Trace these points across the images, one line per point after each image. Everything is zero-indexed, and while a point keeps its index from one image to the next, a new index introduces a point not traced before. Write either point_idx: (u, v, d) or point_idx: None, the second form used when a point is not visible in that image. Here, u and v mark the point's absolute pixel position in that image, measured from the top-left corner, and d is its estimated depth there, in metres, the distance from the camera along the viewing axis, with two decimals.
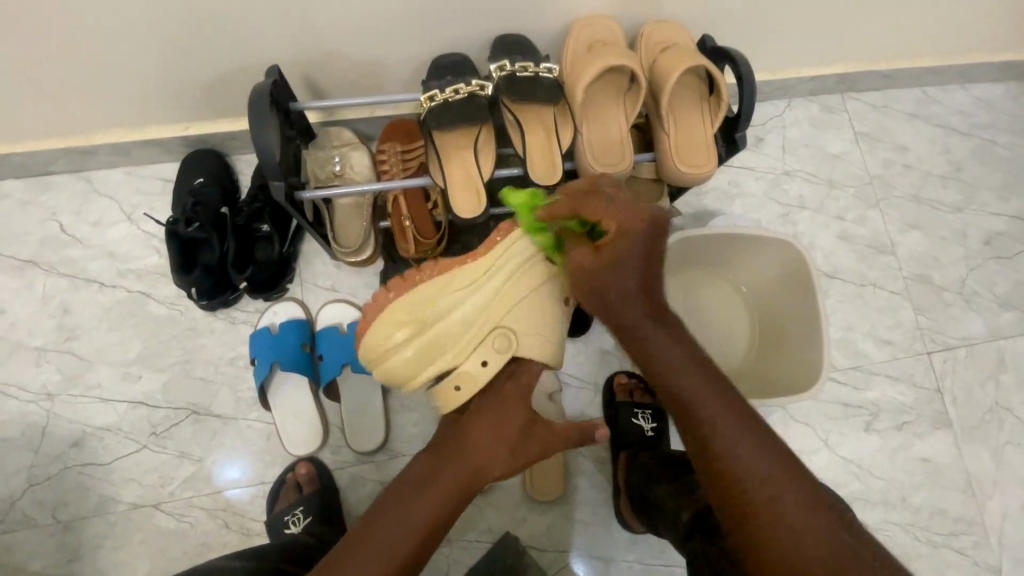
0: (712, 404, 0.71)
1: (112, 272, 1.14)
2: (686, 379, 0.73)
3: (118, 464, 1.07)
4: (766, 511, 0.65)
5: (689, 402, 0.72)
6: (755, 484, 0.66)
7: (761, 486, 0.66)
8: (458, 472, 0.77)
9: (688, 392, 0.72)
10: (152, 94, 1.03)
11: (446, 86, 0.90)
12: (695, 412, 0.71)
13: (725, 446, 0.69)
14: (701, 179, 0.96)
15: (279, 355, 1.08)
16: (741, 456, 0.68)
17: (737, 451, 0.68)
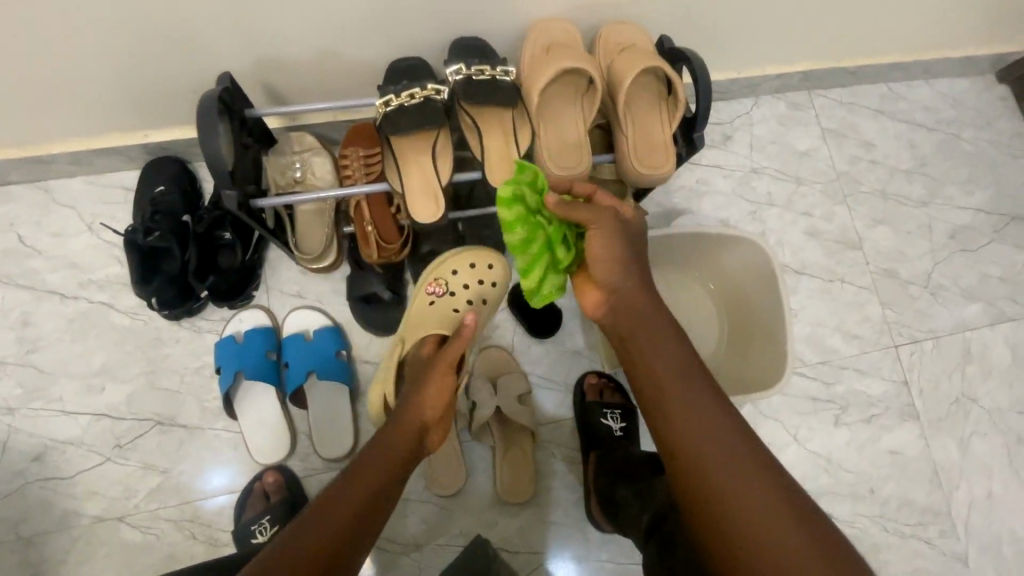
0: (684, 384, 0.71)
1: (73, 283, 1.13)
2: (668, 355, 0.74)
3: (82, 478, 1.05)
4: (732, 489, 0.64)
5: (674, 384, 0.71)
6: (726, 461, 0.66)
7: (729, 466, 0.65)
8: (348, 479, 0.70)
9: (671, 373, 0.72)
10: (108, 102, 1.02)
11: (401, 92, 0.90)
12: (676, 398, 0.70)
13: (699, 423, 0.68)
14: (659, 179, 0.97)
15: (244, 363, 1.07)
16: (714, 434, 0.68)
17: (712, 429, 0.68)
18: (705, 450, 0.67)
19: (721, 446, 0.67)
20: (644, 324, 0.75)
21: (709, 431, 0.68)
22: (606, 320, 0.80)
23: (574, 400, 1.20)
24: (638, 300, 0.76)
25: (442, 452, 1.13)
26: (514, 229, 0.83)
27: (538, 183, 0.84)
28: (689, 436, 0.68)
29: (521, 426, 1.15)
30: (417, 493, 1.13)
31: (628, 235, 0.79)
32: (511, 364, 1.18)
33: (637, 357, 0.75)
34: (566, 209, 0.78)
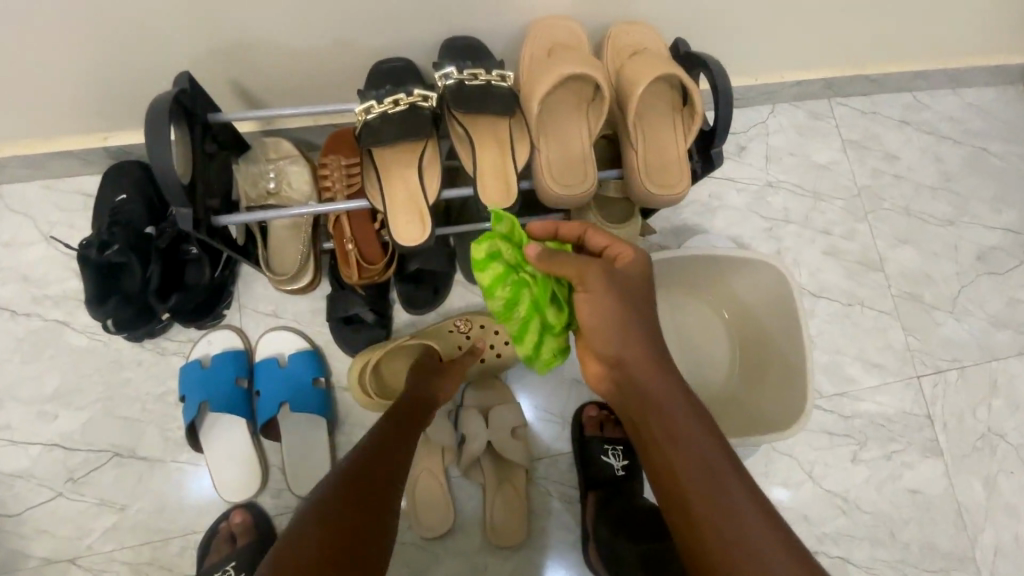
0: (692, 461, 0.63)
1: (26, 299, 1.03)
2: (674, 428, 0.64)
3: (30, 514, 0.96)
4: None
5: (689, 470, 0.62)
6: (756, 558, 0.57)
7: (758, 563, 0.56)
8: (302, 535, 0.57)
9: (687, 455, 0.63)
10: (61, 102, 0.92)
11: (384, 97, 0.79)
12: (693, 486, 0.61)
13: (720, 516, 0.59)
14: (673, 199, 0.87)
15: (210, 392, 0.98)
16: (737, 526, 0.58)
17: (739, 519, 0.59)
18: (729, 547, 0.58)
19: (748, 538, 0.58)
20: (651, 397, 0.66)
21: (734, 519, 0.59)
22: (611, 392, 0.72)
23: (572, 434, 1.10)
24: (641, 364, 0.67)
25: (428, 489, 1.04)
26: (495, 294, 0.75)
27: (516, 237, 0.76)
28: (711, 528, 0.59)
29: (513, 462, 1.05)
30: (399, 533, 1.04)
31: (630, 292, 0.68)
32: (504, 394, 1.09)
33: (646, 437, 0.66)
34: (550, 263, 0.69)
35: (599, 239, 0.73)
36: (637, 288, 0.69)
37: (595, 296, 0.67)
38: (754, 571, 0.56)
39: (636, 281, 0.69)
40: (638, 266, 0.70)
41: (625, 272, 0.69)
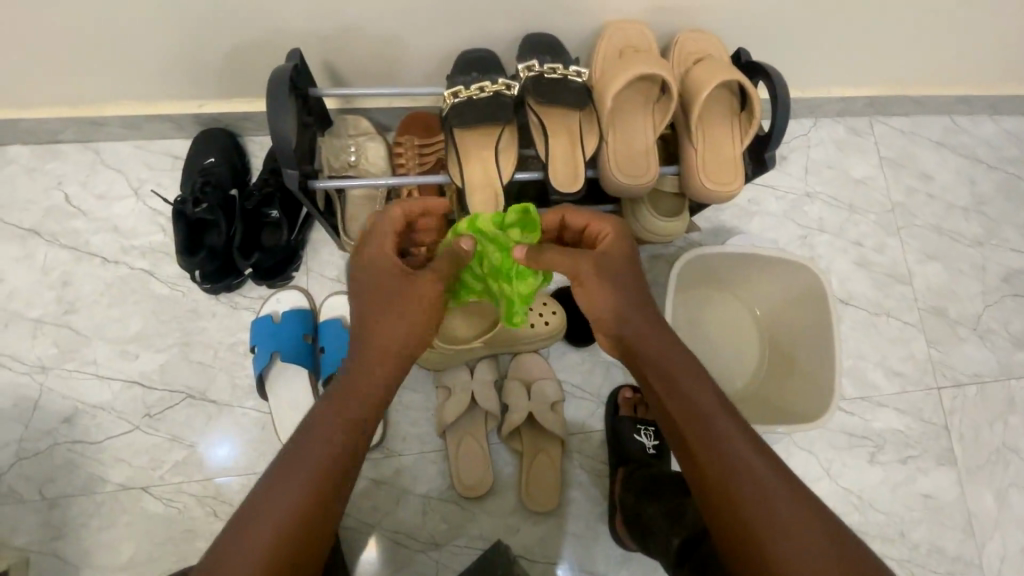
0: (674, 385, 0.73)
1: (116, 248, 1.12)
2: (659, 359, 0.75)
3: (109, 443, 1.05)
4: (738, 479, 0.64)
5: (685, 410, 0.71)
6: (747, 473, 0.65)
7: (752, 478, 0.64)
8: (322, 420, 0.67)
9: (682, 396, 0.72)
10: (167, 70, 1.00)
11: (471, 84, 0.87)
12: (687, 423, 0.70)
13: (712, 442, 0.67)
14: (726, 197, 0.94)
15: (281, 344, 1.05)
16: (726, 446, 0.67)
17: (728, 441, 0.67)
18: (709, 449, 0.67)
19: (740, 459, 0.66)
20: (652, 354, 0.76)
21: (724, 442, 0.67)
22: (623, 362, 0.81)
23: (606, 413, 1.17)
24: (632, 311, 0.78)
25: (470, 452, 1.11)
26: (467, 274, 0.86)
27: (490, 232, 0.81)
28: (707, 455, 0.67)
29: (550, 433, 1.12)
30: (439, 491, 1.12)
31: (615, 270, 0.78)
32: (546, 370, 1.16)
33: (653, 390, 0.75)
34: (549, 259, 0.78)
35: (578, 219, 0.80)
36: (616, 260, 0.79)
37: (593, 288, 0.78)
38: (746, 483, 0.64)
39: (621, 255, 0.79)
40: (610, 239, 0.79)
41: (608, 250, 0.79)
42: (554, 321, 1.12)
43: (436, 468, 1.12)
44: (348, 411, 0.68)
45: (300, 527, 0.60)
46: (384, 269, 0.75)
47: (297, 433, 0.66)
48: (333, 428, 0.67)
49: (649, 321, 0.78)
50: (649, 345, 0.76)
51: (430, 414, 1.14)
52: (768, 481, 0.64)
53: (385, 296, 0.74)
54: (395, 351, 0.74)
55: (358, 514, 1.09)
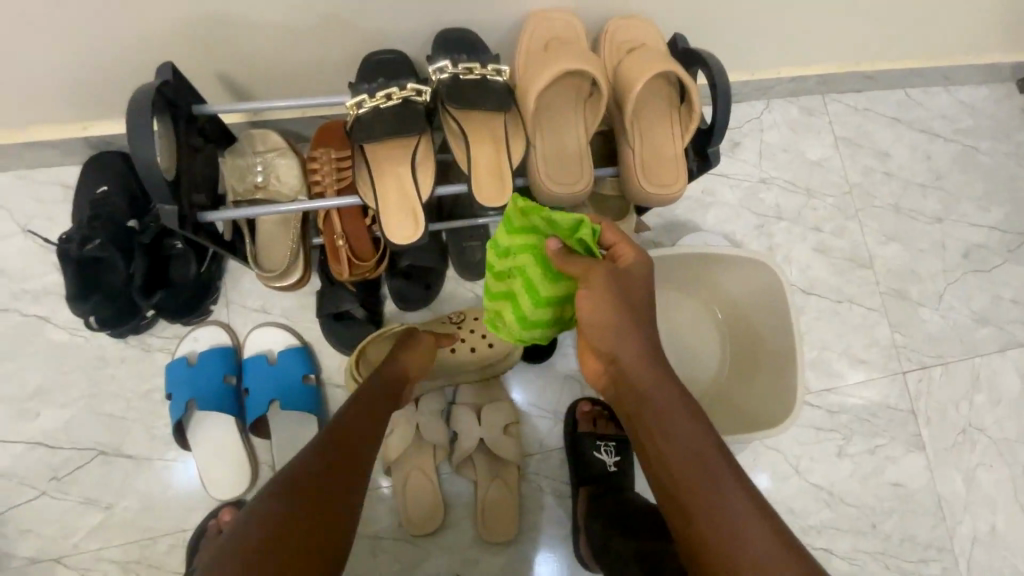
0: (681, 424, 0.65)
1: (4, 293, 1.00)
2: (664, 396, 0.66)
3: (13, 514, 0.94)
4: (732, 544, 0.57)
5: (681, 461, 0.63)
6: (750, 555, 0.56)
7: (753, 565, 0.56)
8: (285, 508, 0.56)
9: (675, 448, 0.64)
10: (35, 90, 0.88)
11: (376, 91, 0.78)
12: (681, 476, 0.62)
13: (715, 508, 0.59)
14: (669, 199, 0.87)
15: (198, 390, 0.96)
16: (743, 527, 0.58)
17: (738, 512, 0.59)
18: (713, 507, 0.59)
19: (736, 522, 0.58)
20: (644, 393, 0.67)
21: (728, 515, 0.59)
22: (612, 393, 0.72)
23: (565, 430, 1.10)
24: (641, 365, 0.67)
25: (420, 486, 1.03)
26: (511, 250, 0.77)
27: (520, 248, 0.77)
28: (703, 523, 0.59)
29: (504, 458, 1.05)
30: (391, 529, 1.04)
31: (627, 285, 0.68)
32: (497, 391, 1.09)
33: (644, 425, 0.66)
34: (564, 261, 0.71)
35: (611, 233, 0.71)
36: (642, 292, 0.69)
37: (596, 291, 0.67)
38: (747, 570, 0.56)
39: (637, 277, 0.70)
40: (640, 266, 0.70)
41: (634, 278, 0.69)
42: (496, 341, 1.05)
43: (385, 505, 1.04)
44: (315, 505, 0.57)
45: None
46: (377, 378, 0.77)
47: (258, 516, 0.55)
48: (295, 514, 0.56)
49: (639, 358, 0.67)
50: (657, 379, 0.67)
51: None
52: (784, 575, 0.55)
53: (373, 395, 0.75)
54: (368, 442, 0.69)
55: None
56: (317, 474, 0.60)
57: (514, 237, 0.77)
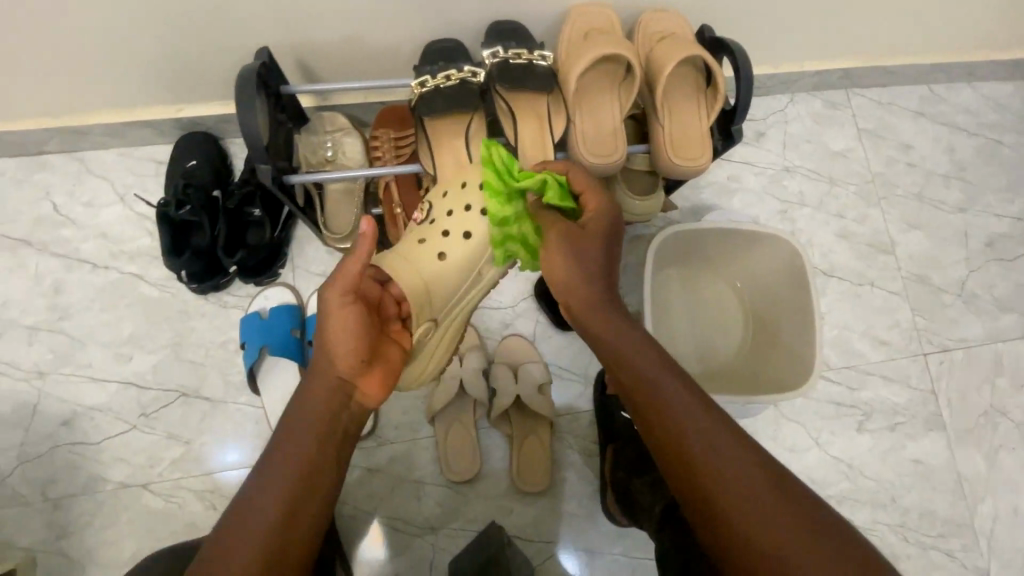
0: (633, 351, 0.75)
1: (105, 253, 1.14)
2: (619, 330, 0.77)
3: (108, 444, 1.07)
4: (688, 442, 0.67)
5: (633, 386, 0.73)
6: (703, 447, 0.67)
7: (708, 456, 0.66)
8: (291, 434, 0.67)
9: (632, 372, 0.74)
10: (144, 76, 1.02)
11: (437, 73, 0.90)
12: (639, 397, 0.73)
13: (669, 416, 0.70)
14: (695, 172, 0.95)
15: (270, 339, 1.08)
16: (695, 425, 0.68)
17: (689, 415, 0.69)
18: (668, 416, 0.70)
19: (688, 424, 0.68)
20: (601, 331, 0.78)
21: (686, 420, 0.69)
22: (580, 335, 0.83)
23: (595, 392, 1.19)
24: (592, 309, 0.78)
25: (460, 436, 1.14)
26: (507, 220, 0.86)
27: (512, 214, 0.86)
28: (664, 430, 0.70)
29: (538, 414, 1.14)
30: (433, 476, 1.14)
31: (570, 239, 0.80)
32: (532, 354, 1.18)
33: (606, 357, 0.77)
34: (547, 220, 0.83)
35: (579, 182, 0.82)
36: (596, 236, 0.80)
37: (553, 250, 0.81)
38: (707, 471, 0.66)
39: (590, 226, 0.80)
40: (596, 211, 0.81)
41: (592, 225, 0.80)
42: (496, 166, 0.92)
43: (428, 454, 1.14)
44: (316, 430, 0.68)
45: (276, 518, 0.62)
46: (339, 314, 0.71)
47: (274, 440, 0.68)
48: (300, 439, 0.67)
49: (585, 304, 0.79)
50: (606, 318, 0.78)
51: (419, 401, 1.16)
52: (739, 468, 0.65)
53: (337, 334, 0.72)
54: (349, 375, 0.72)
55: (354, 502, 1.12)
56: (314, 409, 0.69)
57: (505, 207, 0.86)
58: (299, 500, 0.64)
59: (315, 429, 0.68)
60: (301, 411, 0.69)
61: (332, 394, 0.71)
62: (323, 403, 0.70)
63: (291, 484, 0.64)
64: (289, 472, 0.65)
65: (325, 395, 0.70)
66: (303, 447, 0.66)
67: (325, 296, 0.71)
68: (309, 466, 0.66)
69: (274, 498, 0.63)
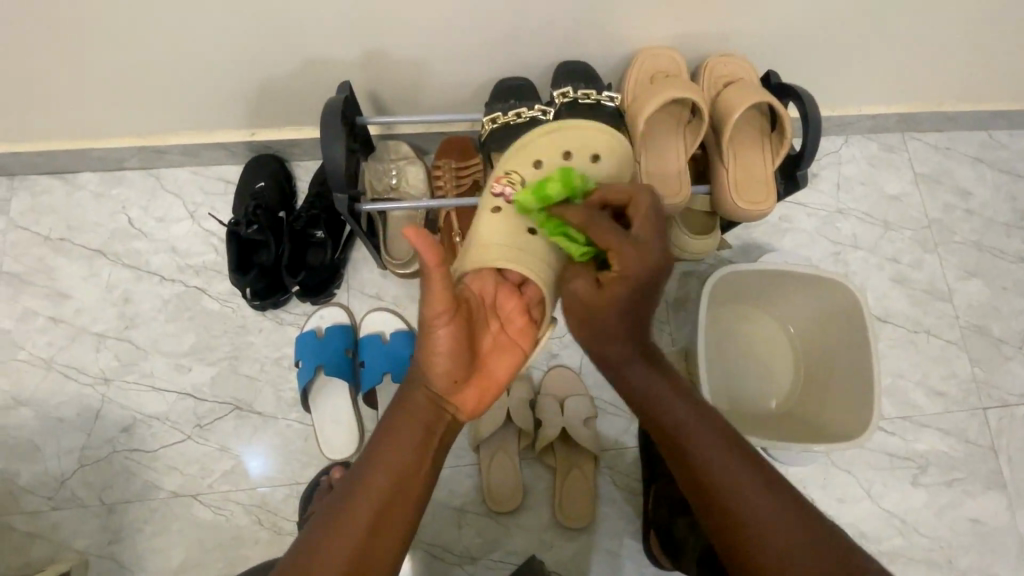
0: (662, 395, 0.75)
1: (173, 267, 1.19)
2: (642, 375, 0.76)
3: (163, 452, 1.10)
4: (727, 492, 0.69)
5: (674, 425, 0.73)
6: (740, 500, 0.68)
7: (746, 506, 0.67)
8: (371, 470, 0.70)
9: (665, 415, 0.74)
10: (222, 101, 1.08)
11: (508, 110, 0.94)
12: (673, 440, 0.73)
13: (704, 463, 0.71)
14: (759, 215, 0.96)
15: (323, 360, 1.10)
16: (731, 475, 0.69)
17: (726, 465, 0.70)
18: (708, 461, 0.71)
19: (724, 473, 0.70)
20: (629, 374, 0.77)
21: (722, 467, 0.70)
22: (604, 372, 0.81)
23: (640, 429, 1.17)
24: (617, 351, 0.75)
25: (503, 467, 1.13)
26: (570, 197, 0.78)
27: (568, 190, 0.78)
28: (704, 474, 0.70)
29: (583, 448, 1.14)
30: (475, 505, 1.13)
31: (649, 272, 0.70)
32: (579, 386, 1.17)
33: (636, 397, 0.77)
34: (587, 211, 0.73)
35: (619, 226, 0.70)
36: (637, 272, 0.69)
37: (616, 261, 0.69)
38: (743, 511, 0.67)
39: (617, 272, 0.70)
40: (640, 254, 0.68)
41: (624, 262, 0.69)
42: (607, 159, 0.87)
43: (471, 482, 1.14)
44: (394, 467, 0.70)
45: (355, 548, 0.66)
46: (431, 328, 0.69)
47: (351, 474, 0.71)
48: (379, 476, 0.70)
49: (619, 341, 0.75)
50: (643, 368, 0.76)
51: (465, 428, 1.16)
52: (778, 512, 0.67)
53: (425, 359, 0.71)
54: (431, 408, 0.73)
55: None
56: (395, 447, 0.72)
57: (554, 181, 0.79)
58: (376, 533, 0.67)
59: (395, 465, 0.71)
60: (381, 449, 0.72)
61: (415, 435, 0.72)
62: (406, 442, 0.72)
63: (366, 517, 0.67)
64: (366, 508, 0.68)
65: (408, 433, 0.72)
66: (382, 483, 0.69)
67: (423, 313, 0.68)
68: (388, 500, 0.69)
69: (353, 530, 0.66)
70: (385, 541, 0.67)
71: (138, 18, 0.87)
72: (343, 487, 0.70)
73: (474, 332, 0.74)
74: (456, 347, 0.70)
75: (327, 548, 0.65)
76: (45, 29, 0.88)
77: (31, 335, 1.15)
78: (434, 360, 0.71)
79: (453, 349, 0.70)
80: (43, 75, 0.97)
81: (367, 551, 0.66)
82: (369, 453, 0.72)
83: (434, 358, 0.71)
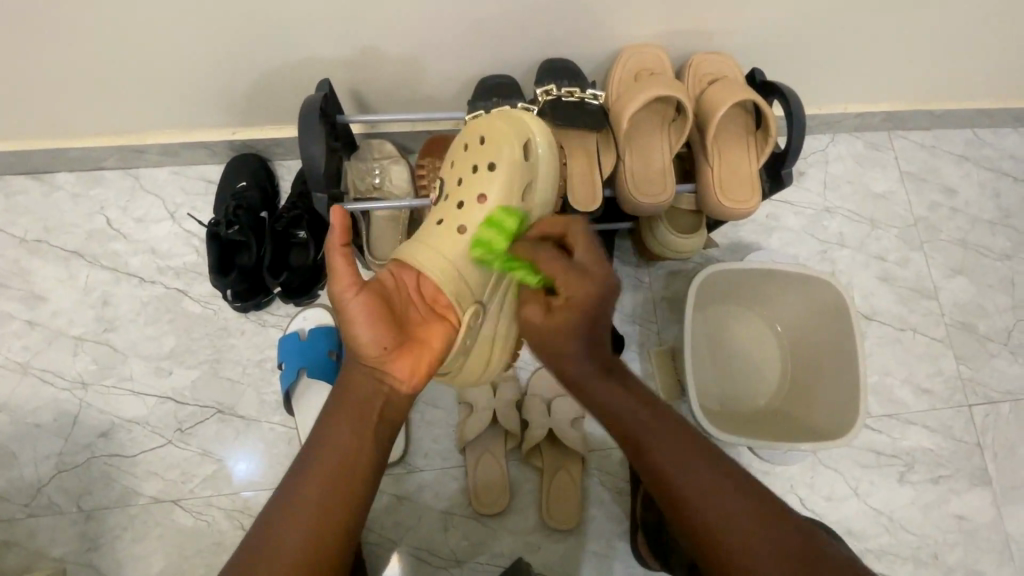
0: (647, 423, 0.72)
1: (153, 268, 1.17)
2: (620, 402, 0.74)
3: (143, 457, 1.08)
4: (716, 523, 0.67)
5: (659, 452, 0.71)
6: (729, 530, 0.66)
7: (730, 528, 0.66)
8: (313, 457, 0.69)
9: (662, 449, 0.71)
10: (202, 100, 1.06)
11: (491, 108, 0.93)
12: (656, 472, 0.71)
13: (692, 497, 0.68)
14: (745, 214, 0.95)
15: (307, 360, 1.09)
16: (713, 500, 0.67)
17: (714, 492, 0.68)
18: (695, 492, 0.68)
19: (710, 505, 0.67)
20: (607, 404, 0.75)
21: (707, 494, 0.68)
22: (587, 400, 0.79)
23: None
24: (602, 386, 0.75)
25: (490, 469, 1.12)
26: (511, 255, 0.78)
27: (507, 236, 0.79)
28: (691, 504, 0.68)
29: (570, 449, 1.13)
30: (462, 508, 1.12)
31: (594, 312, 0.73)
32: None
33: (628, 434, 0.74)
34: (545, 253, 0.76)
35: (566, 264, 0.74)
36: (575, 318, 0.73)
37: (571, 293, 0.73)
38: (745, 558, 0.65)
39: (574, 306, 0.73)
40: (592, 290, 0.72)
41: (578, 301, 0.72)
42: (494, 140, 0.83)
43: (457, 484, 1.13)
44: (335, 450, 0.69)
45: (306, 534, 0.64)
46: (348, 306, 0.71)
47: (294, 466, 0.70)
48: (321, 463, 0.68)
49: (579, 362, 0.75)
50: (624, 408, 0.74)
51: (452, 430, 1.15)
52: (763, 542, 0.65)
53: (350, 339, 0.72)
54: (368, 387, 0.72)
55: (381, 530, 1.10)
56: (334, 431, 0.70)
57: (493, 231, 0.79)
58: (324, 517, 0.65)
59: (334, 447, 0.69)
60: (321, 437, 0.70)
61: (351, 418, 0.71)
62: (344, 425, 0.71)
63: (314, 502, 0.66)
64: (314, 495, 0.66)
65: (344, 420, 0.71)
66: (325, 468, 0.68)
67: (332, 292, 0.72)
68: (334, 482, 0.67)
69: (303, 519, 0.65)
70: (333, 525, 0.66)
71: (110, 15, 0.85)
72: (290, 478, 0.69)
73: (396, 308, 0.75)
74: (372, 321, 0.72)
75: (276, 539, 0.64)
76: (16, 26, 0.86)
77: (7, 339, 1.12)
78: (355, 335, 0.72)
79: (372, 324, 0.72)
80: (14, 73, 0.95)
81: (316, 536, 0.64)
82: (312, 441, 0.71)
83: (356, 334, 0.72)
